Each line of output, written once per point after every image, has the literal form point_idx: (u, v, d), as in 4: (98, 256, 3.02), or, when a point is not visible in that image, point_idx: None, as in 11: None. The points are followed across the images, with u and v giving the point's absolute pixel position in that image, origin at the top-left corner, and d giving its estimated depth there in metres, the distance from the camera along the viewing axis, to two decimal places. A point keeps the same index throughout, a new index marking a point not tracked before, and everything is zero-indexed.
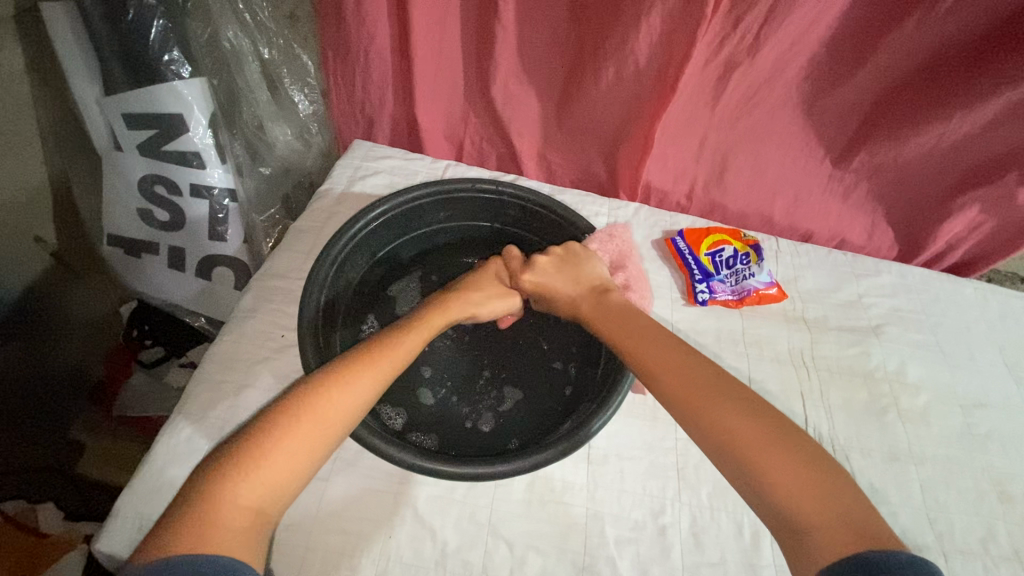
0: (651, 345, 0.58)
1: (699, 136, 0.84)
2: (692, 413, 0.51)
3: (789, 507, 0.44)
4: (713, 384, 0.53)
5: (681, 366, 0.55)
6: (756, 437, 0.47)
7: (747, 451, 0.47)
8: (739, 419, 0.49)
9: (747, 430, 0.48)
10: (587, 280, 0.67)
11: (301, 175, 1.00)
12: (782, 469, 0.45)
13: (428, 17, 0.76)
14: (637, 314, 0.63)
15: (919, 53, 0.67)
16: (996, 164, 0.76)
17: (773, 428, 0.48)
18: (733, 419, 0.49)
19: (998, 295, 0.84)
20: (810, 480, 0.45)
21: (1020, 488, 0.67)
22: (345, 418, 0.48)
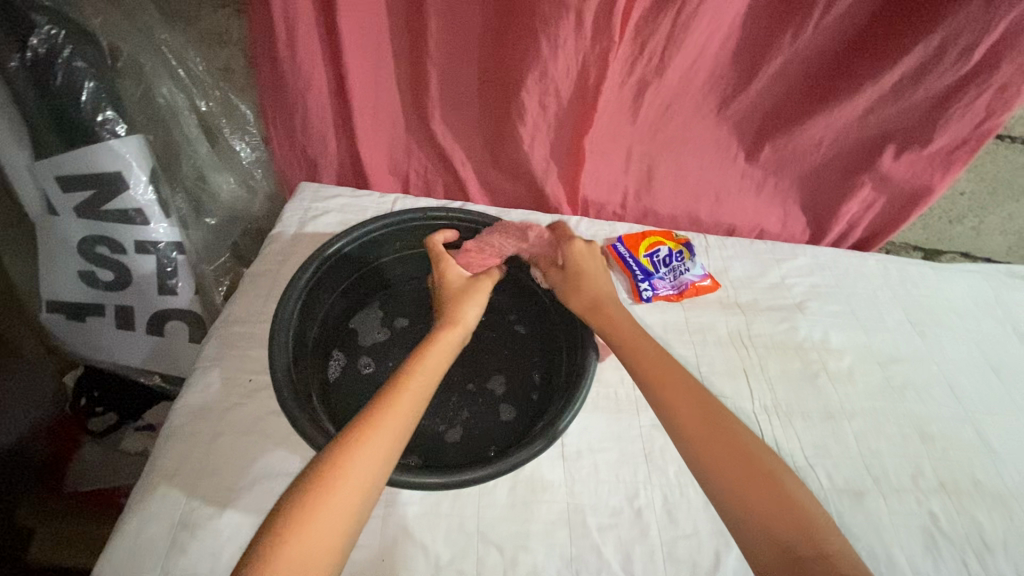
0: (659, 367, 0.63)
1: (626, 149, 0.92)
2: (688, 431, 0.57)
3: (783, 533, 0.50)
4: (705, 416, 0.58)
5: (687, 391, 0.60)
6: (736, 466, 0.54)
7: (729, 481, 0.53)
8: (721, 452, 0.55)
9: (735, 462, 0.54)
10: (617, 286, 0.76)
11: (249, 222, 1.00)
12: (759, 500, 0.52)
13: (362, 59, 0.81)
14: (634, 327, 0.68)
15: (798, 62, 0.79)
16: (870, 149, 0.88)
17: (753, 461, 0.54)
18: (716, 451, 0.55)
19: (896, 265, 0.96)
20: (780, 508, 0.51)
21: (937, 427, 0.76)
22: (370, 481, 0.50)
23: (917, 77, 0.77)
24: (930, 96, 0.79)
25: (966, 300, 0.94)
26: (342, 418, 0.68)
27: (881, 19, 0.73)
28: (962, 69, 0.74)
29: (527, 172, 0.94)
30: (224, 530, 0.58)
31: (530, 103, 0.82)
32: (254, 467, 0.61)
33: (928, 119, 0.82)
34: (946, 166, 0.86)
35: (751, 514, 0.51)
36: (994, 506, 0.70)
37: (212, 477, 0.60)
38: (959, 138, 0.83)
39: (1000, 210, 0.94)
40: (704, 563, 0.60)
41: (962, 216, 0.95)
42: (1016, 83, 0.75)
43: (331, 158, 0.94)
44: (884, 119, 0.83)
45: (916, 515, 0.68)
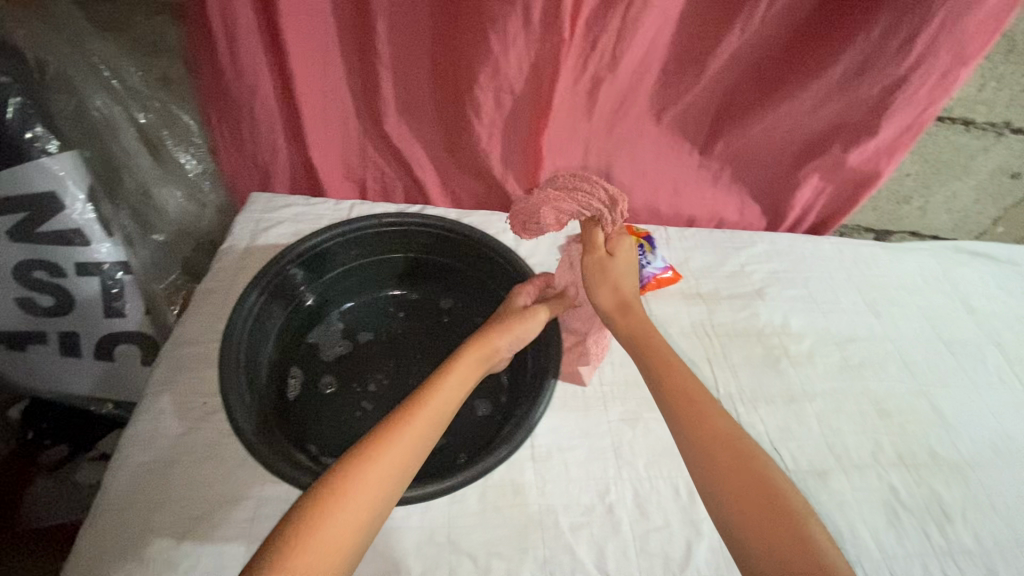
0: (679, 387, 0.59)
1: (583, 145, 0.92)
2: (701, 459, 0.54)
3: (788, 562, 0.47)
4: (722, 446, 0.54)
5: (705, 415, 0.56)
6: (753, 498, 0.50)
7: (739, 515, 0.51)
8: (732, 484, 0.52)
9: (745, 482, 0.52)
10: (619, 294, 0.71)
11: (200, 236, 0.96)
12: (766, 535, 0.49)
13: (308, 64, 0.79)
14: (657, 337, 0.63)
15: (747, 53, 0.80)
16: (822, 139, 0.89)
17: (766, 493, 0.51)
18: (728, 483, 0.52)
19: (849, 247, 0.99)
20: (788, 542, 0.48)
21: (894, 403, 0.78)
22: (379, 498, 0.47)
23: (860, 70, 0.78)
24: (876, 90, 0.80)
25: (916, 278, 0.97)
26: (305, 438, 0.63)
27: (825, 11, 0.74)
28: (904, 60, 0.76)
29: (486, 172, 0.94)
30: (182, 561, 0.55)
31: (485, 102, 0.81)
32: (213, 492, 0.59)
33: (875, 111, 0.83)
34: (890, 152, 0.88)
35: (754, 550, 0.49)
36: (950, 476, 0.72)
37: (168, 505, 0.58)
38: (903, 127, 0.85)
39: (943, 189, 0.97)
40: (677, 555, 0.60)
41: (909, 196, 0.99)
42: (957, 69, 0.76)
43: (282, 167, 0.92)
44: (834, 110, 0.84)
45: (878, 490, 0.70)
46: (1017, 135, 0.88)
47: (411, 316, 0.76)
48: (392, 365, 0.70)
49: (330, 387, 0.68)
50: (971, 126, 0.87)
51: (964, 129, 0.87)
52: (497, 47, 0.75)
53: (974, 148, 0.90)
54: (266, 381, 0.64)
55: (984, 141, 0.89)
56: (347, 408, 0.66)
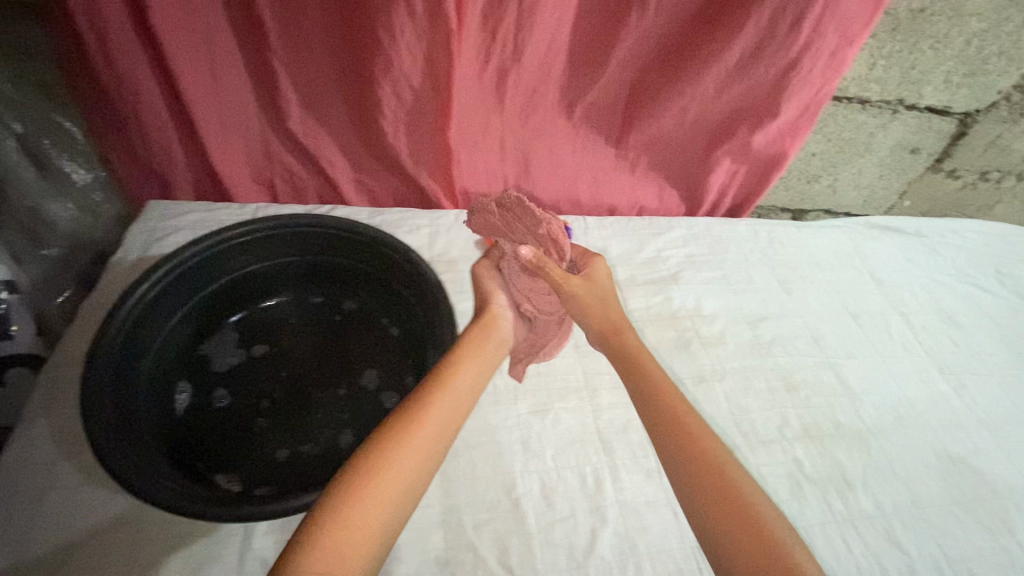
0: (668, 405, 0.58)
1: (497, 138, 0.91)
2: (685, 474, 0.53)
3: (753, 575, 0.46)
4: (706, 462, 0.53)
5: (691, 432, 0.56)
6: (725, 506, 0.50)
7: (721, 533, 0.49)
8: (712, 500, 0.51)
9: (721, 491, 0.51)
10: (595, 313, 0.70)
11: (94, 247, 0.88)
12: (747, 549, 0.47)
13: (194, 63, 0.75)
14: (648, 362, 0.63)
15: (648, 41, 0.80)
16: (729, 123, 0.90)
17: (742, 501, 0.50)
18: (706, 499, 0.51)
19: (764, 228, 1.01)
20: (763, 555, 0.47)
21: (800, 377, 0.80)
22: (417, 476, 0.49)
23: (755, 54, 0.79)
24: (772, 74, 0.81)
25: (829, 254, 1.00)
26: (194, 455, 0.61)
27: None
28: (794, 42, 0.77)
29: (398, 169, 0.92)
30: None
31: (385, 97, 0.79)
32: (91, 520, 0.56)
33: (773, 93, 0.84)
34: (793, 133, 0.90)
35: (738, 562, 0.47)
36: (853, 444, 0.75)
37: (41, 539, 0.55)
38: (802, 107, 0.86)
39: (849, 167, 1.00)
40: (581, 543, 0.60)
41: (817, 175, 1.01)
42: (844, 49, 0.78)
43: (182, 171, 0.88)
44: (736, 95, 0.85)
45: (783, 464, 0.71)
46: (911, 111, 0.91)
47: (311, 322, 0.74)
48: (291, 374, 0.68)
49: (222, 402, 0.65)
50: (867, 104, 0.89)
51: (861, 107, 0.90)
52: (388, 40, 0.73)
53: (873, 126, 0.93)
54: (147, 399, 0.61)
55: (881, 118, 0.92)
56: (240, 424, 0.64)
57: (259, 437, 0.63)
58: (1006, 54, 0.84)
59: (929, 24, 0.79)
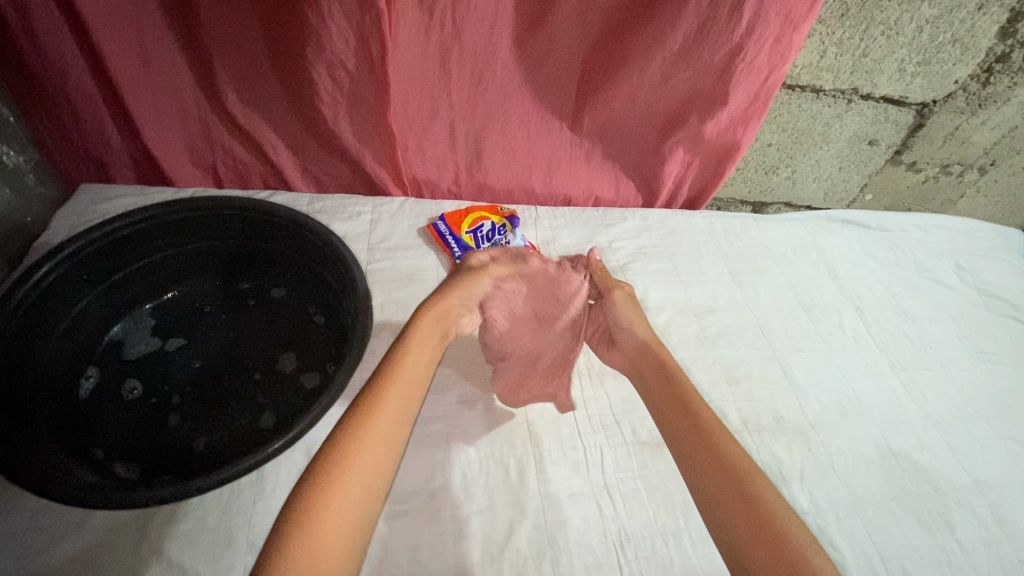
0: (691, 418, 0.59)
1: (446, 126, 0.89)
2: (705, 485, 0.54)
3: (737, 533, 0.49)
4: (728, 472, 0.53)
5: (714, 442, 0.56)
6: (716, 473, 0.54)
7: (742, 544, 0.49)
8: (733, 508, 0.51)
9: (707, 458, 0.55)
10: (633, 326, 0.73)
11: (29, 238, 0.80)
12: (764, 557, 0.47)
13: (120, 41, 0.73)
14: (682, 378, 0.64)
15: (596, 23, 0.78)
16: (679, 111, 0.88)
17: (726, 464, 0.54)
18: (728, 507, 0.51)
19: (720, 220, 0.99)
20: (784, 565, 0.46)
21: (744, 370, 0.79)
22: (379, 469, 0.49)
23: (699, 38, 0.77)
24: (717, 59, 0.80)
25: (785, 247, 0.98)
26: (93, 441, 0.60)
27: None
28: (737, 25, 0.76)
29: (342, 155, 0.89)
30: None
31: (321, 80, 0.77)
32: None
33: (722, 80, 0.82)
34: (745, 121, 0.89)
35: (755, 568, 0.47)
36: (793, 439, 0.73)
37: None
38: (752, 95, 0.85)
39: (807, 158, 0.98)
40: (497, 536, 0.58)
41: (776, 166, 0.99)
42: (788, 34, 0.76)
43: (118, 153, 0.86)
44: (683, 81, 0.83)
45: None
46: (866, 101, 0.89)
47: (235, 308, 0.73)
48: (204, 357, 0.68)
49: (134, 392, 0.64)
50: (821, 93, 0.88)
51: (815, 96, 0.88)
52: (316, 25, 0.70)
53: (828, 115, 0.91)
54: (47, 383, 0.61)
55: (836, 108, 0.90)
56: (150, 414, 0.63)
57: (167, 426, 0.62)
58: (960, 42, 0.83)
59: (879, 10, 0.78)
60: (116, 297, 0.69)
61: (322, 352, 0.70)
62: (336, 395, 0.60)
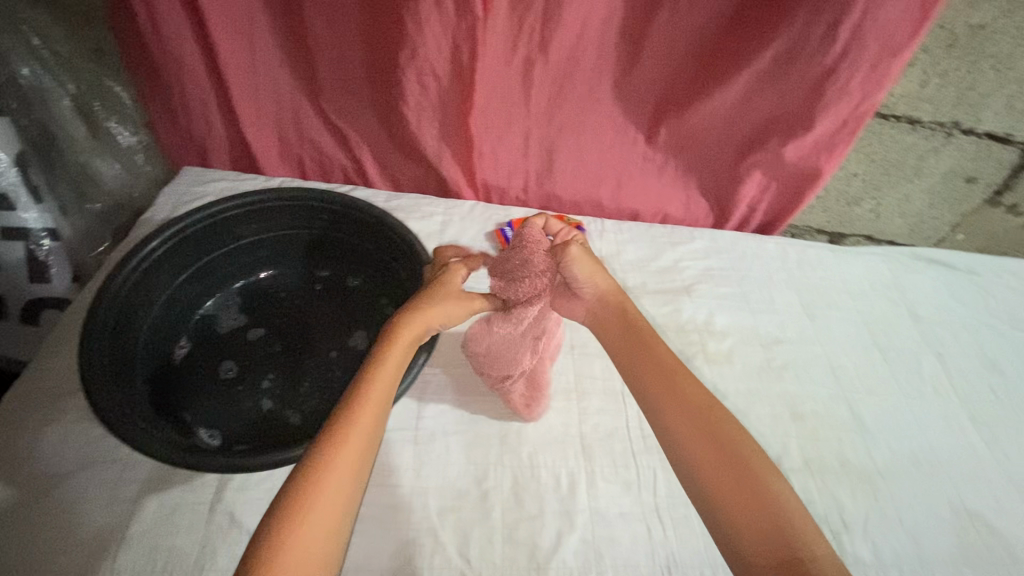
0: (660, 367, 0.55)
1: (521, 134, 0.90)
2: (685, 443, 0.49)
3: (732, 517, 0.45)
4: (700, 425, 0.49)
5: (679, 389, 0.52)
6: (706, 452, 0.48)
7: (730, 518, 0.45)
8: (713, 466, 0.47)
9: (690, 432, 0.49)
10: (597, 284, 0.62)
11: (134, 208, 0.94)
12: (750, 518, 0.44)
13: (231, 37, 0.78)
14: (646, 327, 0.58)
15: (682, 38, 0.76)
16: (760, 133, 0.86)
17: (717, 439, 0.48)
18: (707, 465, 0.47)
19: (795, 247, 0.96)
20: (766, 526, 0.43)
21: (809, 407, 0.76)
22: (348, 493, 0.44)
23: (788, 60, 0.75)
24: (807, 83, 0.77)
25: (863, 283, 0.94)
26: (181, 405, 0.66)
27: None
28: (828, 52, 0.73)
29: (420, 157, 0.92)
30: (41, 518, 0.56)
31: (408, 84, 0.80)
32: (82, 456, 0.60)
33: (808, 105, 0.80)
34: (830, 148, 0.85)
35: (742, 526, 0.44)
36: (858, 485, 0.70)
37: (34, 462, 0.59)
38: (840, 121, 0.81)
39: (895, 191, 0.94)
40: (544, 544, 0.59)
41: (859, 197, 0.95)
42: (886, 61, 0.73)
43: (217, 140, 0.92)
44: (768, 103, 0.81)
45: None
46: (967, 137, 0.84)
47: (309, 294, 0.78)
48: (283, 339, 0.72)
49: (229, 373, 0.69)
50: (917, 124, 0.83)
51: (910, 128, 0.84)
52: (412, 28, 0.73)
53: (923, 149, 0.86)
54: (147, 348, 0.67)
55: (933, 141, 0.85)
56: (233, 391, 0.68)
57: (246, 400, 0.67)
58: None
59: (990, 43, 0.73)
60: (208, 274, 0.75)
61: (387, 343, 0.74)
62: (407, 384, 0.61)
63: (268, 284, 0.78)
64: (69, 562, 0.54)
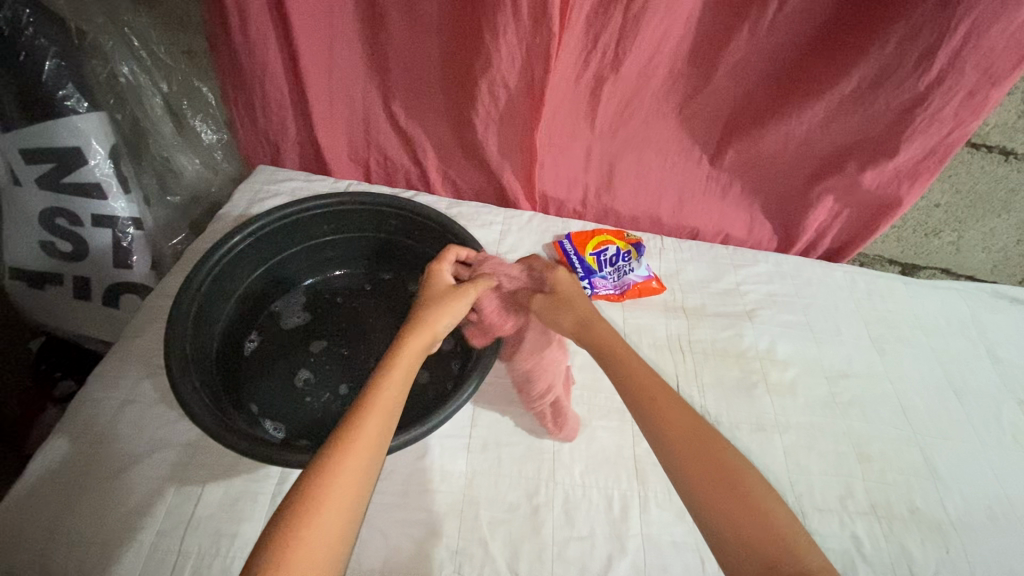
0: (636, 383, 0.53)
1: (585, 147, 0.90)
2: (674, 450, 0.47)
3: (728, 523, 0.42)
4: (689, 433, 0.48)
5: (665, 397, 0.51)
6: (698, 459, 0.46)
7: (724, 522, 0.43)
8: (699, 469, 0.45)
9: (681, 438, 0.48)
10: (577, 314, 0.64)
11: (210, 201, 0.98)
12: (738, 519, 0.42)
13: (314, 42, 0.81)
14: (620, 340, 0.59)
15: (760, 57, 0.74)
16: (837, 156, 0.83)
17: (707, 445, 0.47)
18: (692, 468, 0.46)
19: (865, 277, 0.92)
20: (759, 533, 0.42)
21: (878, 448, 0.72)
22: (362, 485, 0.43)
23: (876, 84, 0.72)
24: (893, 108, 0.74)
25: (938, 318, 0.89)
26: (249, 396, 0.71)
27: (844, 15, 0.68)
28: (921, 78, 0.70)
29: (484, 166, 0.93)
30: (120, 489, 0.60)
31: (480, 93, 0.81)
32: (158, 435, 0.63)
33: (893, 130, 0.76)
34: (912, 176, 0.81)
35: (732, 528, 0.42)
36: (929, 536, 0.66)
37: (114, 440, 0.63)
38: (926, 149, 0.77)
39: (979, 225, 0.88)
40: (594, 566, 0.58)
41: (938, 229, 0.90)
42: (985, 89, 0.69)
43: (291, 141, 0.96)
44: (848, 127, 0.78)
45: (837, 538, 0.64)
46: None
47: (370, 294, 0.83)
48: (345, 339, 0.77)
49: (298, 372, 0.73)
50: (1011, 156, 0.78)
51: (1002, 159, 0.79)
52: (489, 39, 0.74)
53: (1015, 182, 0.81)
54: (223, 338, 0.72)
55: None
56: (296, 388, 0.72)
57: (312, 397, 0.71)
58: None
59: None
60: (281, 270, 0.79)
61: (442, 354, 0.77)
62: (466, 394, 0.61)
63: (332, 286, 0.83)
64: (140, 539, 0.57)
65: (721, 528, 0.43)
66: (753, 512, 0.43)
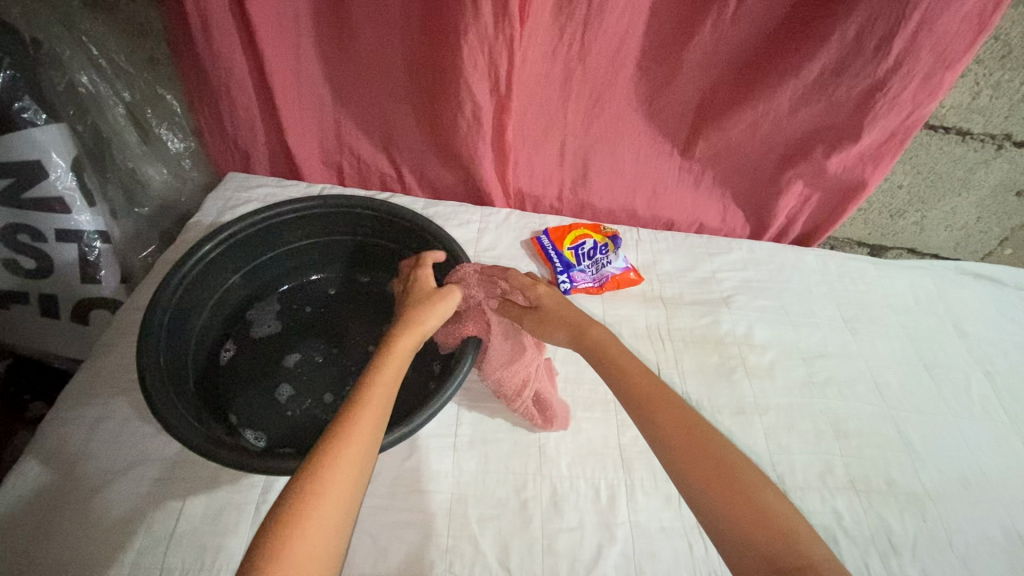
0: (629, 380, 0.53)
1: (558, 142, 0.90)
2: (672, 448, 0.47)
3: (727, 518, 0.43)
4: (685, 430, 0.48)
5: (661, 395, 0.51)
6: (696, 456, 0.46)
7: (723, 518, 0.43)
8: (696, 464, 0.45)
9: (678, 436, 0.48)
10: (567, 320, 0.61)
11: (179, 211, 0.96)
12: (738, 514, 0.42)
13: (280, 46, 0.80)
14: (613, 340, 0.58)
15: (726, 49, 0.76)
16: (804, 142, 0.84)
17: (705, 442, 0.47)
18: (689, 463, 0.46)
19: (836, 259, 0.94)
20: (760, 527, 0.42)
21: (854, 425, 0.74)
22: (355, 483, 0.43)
23: (837, 72, 0.74)
24: (855, 94, 0.76)
25: (907, 296, 0.91)
26: (227, 406, 0.69)
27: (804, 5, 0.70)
28: (881, 63, 0.71)
29: (458, 164, 0.93)
30: (98, 509, 0.58)
31: (451, 93, 0.81)
32: (134, 452, 0.62)
33: (855, 115, 0.78)
34: (875, 159, 0.83)
35: (731, 523, 0.42)
36: (906, 506, 0.68)
37: (89, 459, 0.61)
38: (888, 133, 0.80)
39: (941, 205, 0.91)
40: (584, 556, 0.59)
41: (903, 210, 0.93)
42: (939, 73, 0.71)
43: (262, 148, 0.94)
44: (812, 115, 0.80)
45: (820, 514, 0.66)
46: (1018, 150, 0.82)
47: (348, 298, 0.82)
48: (325, 344, 0.76)
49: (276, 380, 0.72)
50: (968, 136, 0.81)
51: (960, 139, 0.82)
52: (457, 38, 0.74)
53: (972, 161, 0.84)
54: (197, 348, 0.70)
55: (984, 153, 0.83)
56: (277, 396, 0.71)
57: (293, 404, 0.70)
58: None
59: None
60: (255, 277, 0.78)
61: (425, 355, 0.77)
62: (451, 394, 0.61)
63: (310, 290, 0.82)
64: (121, 558, 0.56)
65: (722, 525, 0.43)
66: (753, 508, 0.43)
